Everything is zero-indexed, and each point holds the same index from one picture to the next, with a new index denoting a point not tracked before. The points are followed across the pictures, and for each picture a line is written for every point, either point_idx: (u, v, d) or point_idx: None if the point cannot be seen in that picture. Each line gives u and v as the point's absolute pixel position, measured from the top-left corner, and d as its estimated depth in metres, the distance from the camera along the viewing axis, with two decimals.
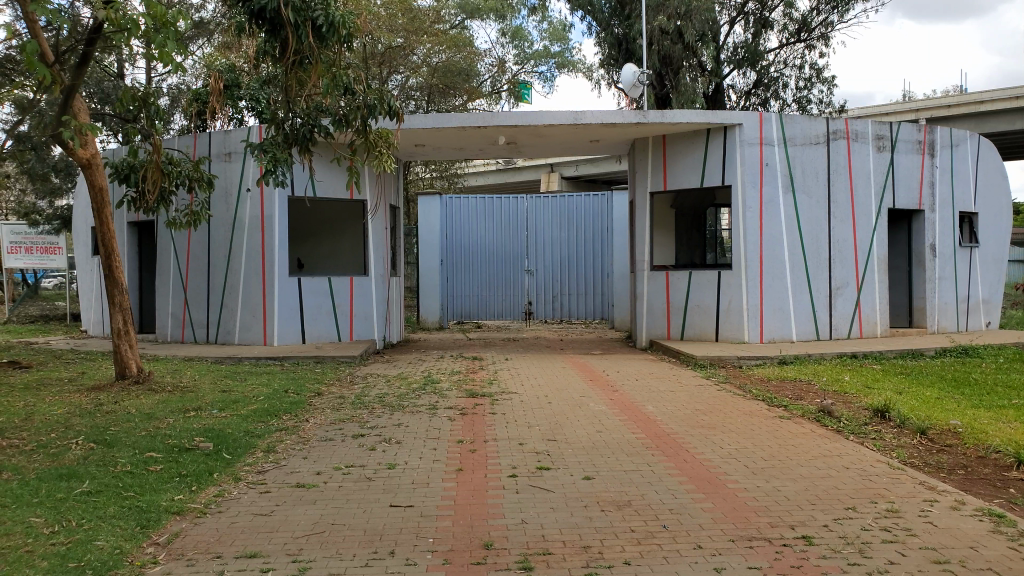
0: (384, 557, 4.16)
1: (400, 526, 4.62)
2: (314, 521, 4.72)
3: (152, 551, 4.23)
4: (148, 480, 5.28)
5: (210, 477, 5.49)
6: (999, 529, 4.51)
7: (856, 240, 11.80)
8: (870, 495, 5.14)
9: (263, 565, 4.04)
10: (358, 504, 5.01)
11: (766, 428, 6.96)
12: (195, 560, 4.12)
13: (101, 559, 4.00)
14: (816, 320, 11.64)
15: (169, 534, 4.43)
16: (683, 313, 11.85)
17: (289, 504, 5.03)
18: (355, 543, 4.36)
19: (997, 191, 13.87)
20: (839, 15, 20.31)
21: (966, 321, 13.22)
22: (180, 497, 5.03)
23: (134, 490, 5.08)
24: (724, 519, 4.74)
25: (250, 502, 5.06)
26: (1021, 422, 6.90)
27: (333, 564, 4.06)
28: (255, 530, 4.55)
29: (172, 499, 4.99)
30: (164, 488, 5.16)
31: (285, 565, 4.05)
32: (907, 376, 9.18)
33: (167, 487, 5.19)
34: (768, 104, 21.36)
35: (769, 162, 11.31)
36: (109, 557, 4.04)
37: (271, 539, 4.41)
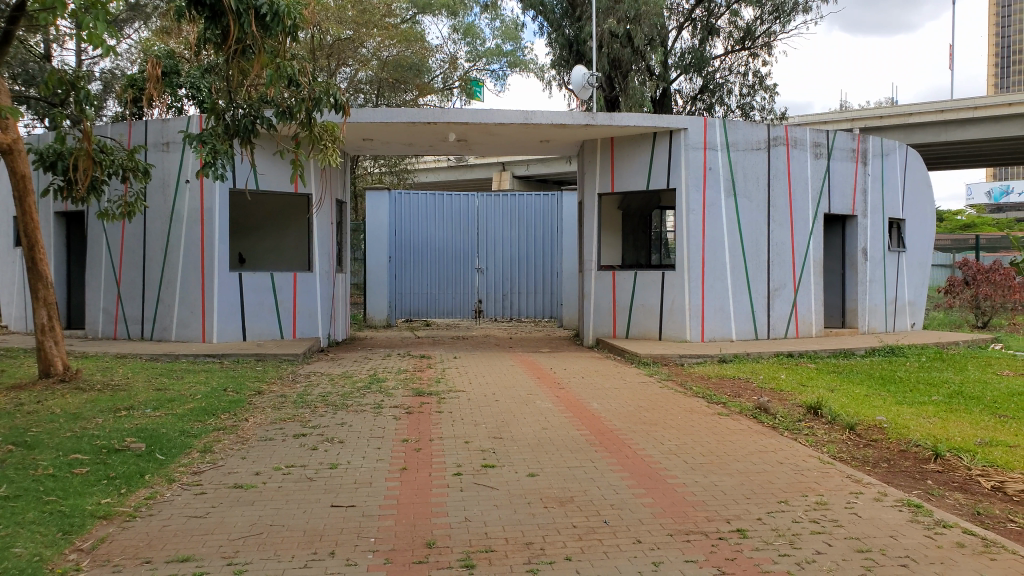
0: (324, 557, 4.08)
1: (340, 526, 4.54)
2: (251, 522, 4.58)
3: (75, 558, 4.01)
4: (72, 483, 5.01)
5: (141, 479, 5.24)
6: (917, 519, 4.73)
7: (793, 243, 12.21)
8: (801, 488, 5.31)
9: (196, 569, 3.90)
10: (297, 505, 4.89)
11: (705, 424, 7.11)
12: (123, 566, 3.93)
13: (19, 567, 3.76)
14: (755, 320, 12.00)
15: (94, 540, 4.21)
16: (628, 312, 12.04)
17: (225, 505, 4.86)
18: (294, 544, 4.26)
19: (923, 198, 14.59)
20: (781, 25, 20.87)
21: (894, 322, 13.85)
22: (108, 501, 4.79)
23: (57, 493, 4.81)
24: (664, 514, 4.83)
25: (182, 504, 4.87)
26: (941, 418, 7.23)
27: (270, 566, 3.97)
28: (187, 533, 4.38)
29: (99, 503, 4.74)
30: (89, 491, 4.90)
31: (219, 568, 3.92)
32: (838, 374, 9.54)
33: (93, 491, 4.92)
34: (713, 110, 21.85)
35: (712, 166, 11.58)
36: (27, 564, 3.80)
37: (205, 542, 4.26)
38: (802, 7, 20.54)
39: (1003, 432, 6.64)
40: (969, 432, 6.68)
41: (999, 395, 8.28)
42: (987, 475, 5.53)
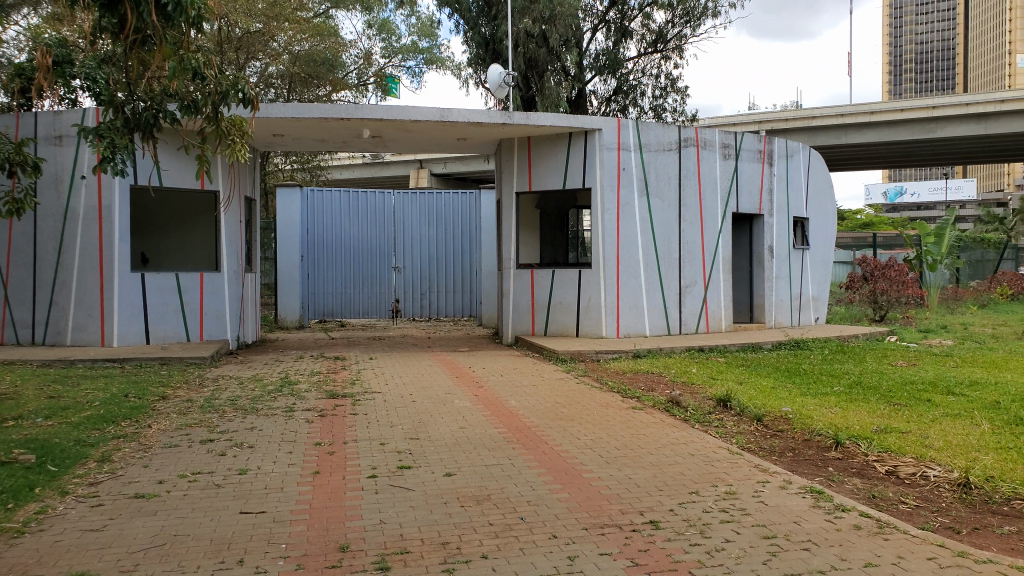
0: (231, 567, 3.93)
1: (249, 533, 4.39)
2: (153, 534, 4.37)
3: None
4: None
5: (31, 492, 4.92)
6: (818, 504, 4.94)
7: (704, 241, 12.58)
8: (711, 479, 5.46)
9: None
10: (203, 513, 4.70)
11: (620, 419, 7.23)
12: None
13: None
14: (667, 317, 12.30)
15: None
16: (546, 310, 12.13)
17: (125, 516, 4.63)
18: (200, 554, 4.09)
19: (825, 198, 15.27)
20: (692, 29, 21.50)
21: (799, 316, 14.45)
22: None
23: None
24: (579, 508, 4.87)
25: (77, 517, 4.60)
26: (841, 408, 7.58)
27: None
28: (82, 548, 4.15)
29: None
30: None
31: None
32: (747, 368, 9.87)
33: None
34: (627, 111, 22.27)
35: (626, 167, 11.81)
36: None
37: (102, 556, 4.03)
38: (711, 12, 21.26)
39: (896, 419, 7.03)
40: (866, 419, 7.04)
41: (894, 384, 8.76)
42: (881, 460, 5.83)
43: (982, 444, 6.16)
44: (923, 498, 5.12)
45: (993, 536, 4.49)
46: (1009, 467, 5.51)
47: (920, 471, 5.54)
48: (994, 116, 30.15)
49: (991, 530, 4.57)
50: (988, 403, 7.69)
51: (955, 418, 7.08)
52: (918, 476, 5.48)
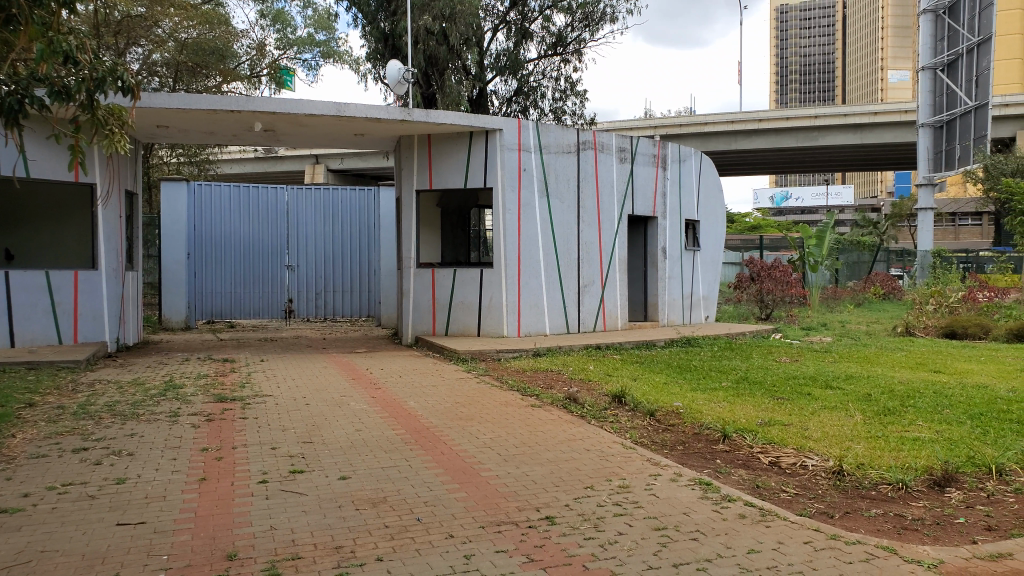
0: None
1: (127, 546, 4.14)
2: (19, 551, 4.05)
3: None
4: None
5: None
6: (707, 495, 5.12)
7: (601, 242, 12.87)
8: (605, 474, 5.57)
9: None
10: (76, 526, 4.40)
11: (518, 416, 7.28)
12: None
13: None
14: (567, 315, 12.51)
15: None
16: (447, 310, 12.05)
17: None
18: (70, 570, 3.82)
19: (715, 201, 15.90)
20: (590, 33, 21.96)
21: (690, 315, 15.00)
22: None
23: None
24: (476, 507, 4.87)
25: None
26: (728, 402, 7.91)
27: None
28: None
29: None
30: None
31: None
32: (641, 364, 10.16)
33: None
34: (528, 112, 22.53)
35: (526, 167, 11.91)
36: None
37: None
38: (609, 17, 21.81)
39: (779, 413, 7.39)
40: (751, 413, 7.37)
41: (777, 379, 9.21)
42: (765, 451, 6.11)
43: (854, 434, 6.56)
44: (802, 486, 5.40)
45: (862, 519, 4.78)
46: (877, 455, 5.90)
47: (799, 460, 5.84)
48: (870, 127, 32.25)
49: (861, 514, 4.88)
50: (862, 396, 8.20)
51: (832, 410, 7.52)
52: (798, 466, 5.78)
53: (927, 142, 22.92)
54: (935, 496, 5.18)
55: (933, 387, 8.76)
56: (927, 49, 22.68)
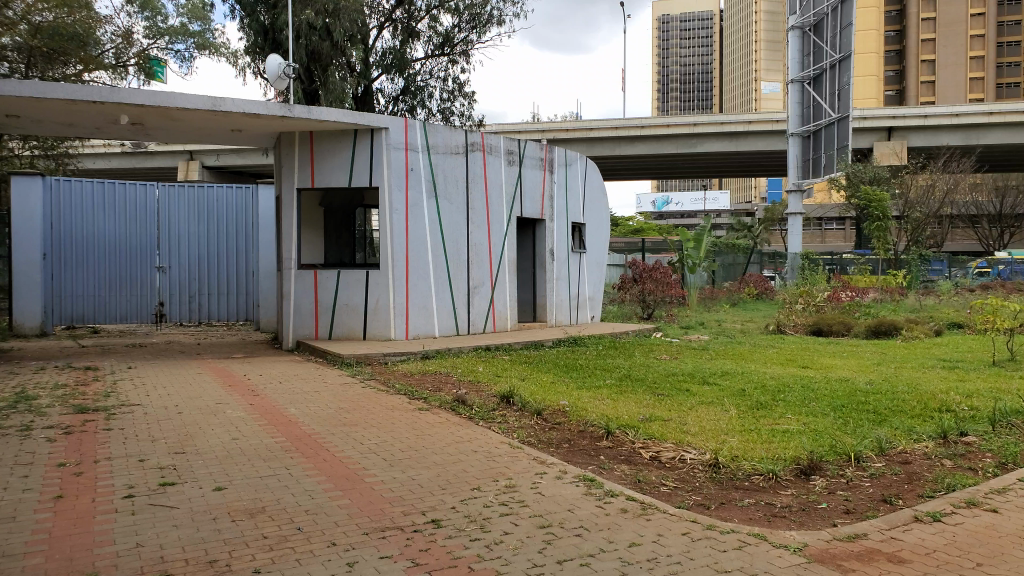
0: None
1: None
2: None
3: None
4: None
5: None
6: (590, 491, 5.22)
7: (490, 243, 12.96)
8: (492, 474, 5.57)
9: None
10: None
11: (405, 420, 7.17)
12: None
13: None
14: (456, 317, 12.49)
15: None
16: (331, 313, 11.75)
17: None
18: None
19: (599, 205, 16.29)
20: (478, 35, 22.05)
21: (577, 315, 15.33)
22: None
23: None
24: (359, 513, 4.76)
25: None
26: (612, 399, 8.12)
27: None
28: None
29: None
30: None
31: None
32: (529, 364, 10.27)
33: None
34: (415, 112, 22.34)
35: (414, 167, 11.80)
36: None
37: None
38: (496, 20, 21.97)
39: (660, 408, 7.66)
40: (634, 409, 7.60)
41: (658, 376, 9.54)
42: (646, 447, 6.30)
43: (730, 427, 6.88)
44: (681, 479, 5.60)
45: (736, 509, 5.02)
46: (750, 447, 6.21)
47: (678, 454, 6.05)
48: (744, 135, 33.95)
49: (735, 504, 5.11)
50: (736, 391, 8.63)
51: (708, 405, 7.87)
52: (677, 460, 5.99)
53: (796, 150, 24.47)
54: (801, 484, 5.50)
55: (800, 381, 9.33)
56: (795, 62, 24.11)
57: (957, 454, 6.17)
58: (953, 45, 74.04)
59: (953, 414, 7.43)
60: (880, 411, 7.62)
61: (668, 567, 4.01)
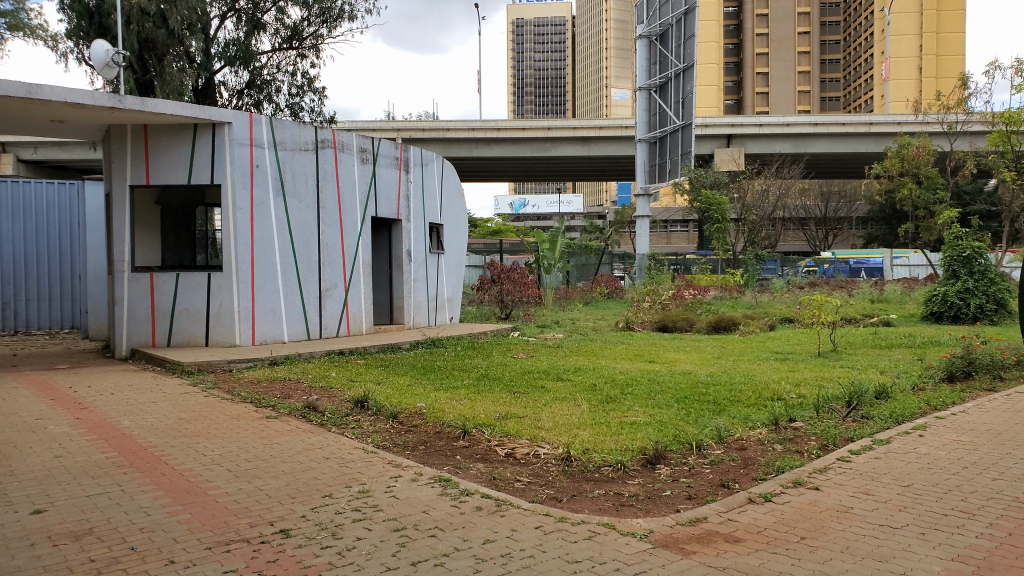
0: None
1: None
2: None
3: None
4: None
5: None
6: (446, 492, 5.21)
7: (343, 243, 12.67)
8: (344, 480, 5.44)
9: None
10: None
11: (252, 429, 6.85)
12: None
13: None
14: (307, 320, 12.11)
15: None
16: (170, 318, 11.06)
17: None
18: None
19: (456, 206, 16.29)
20: (328, 29, 21.52)
21: (435, 317, 15.29)
22: None
23: None
24: (202, 527, 4.49)
25: None
26: (469, 399, 8.15)
27: None
28: None
29: None
30: None
31: None
32: (385, 368, 10.11)
33: None
34: (261, 106, 21.53)
35: (259, 164, 11.30)
36: None
37: None
38: (347, 15, 21.50)
39: (515, 406, 7.79)
40: (490, 408, 7.68)
41: (514, 374, 9.69)
42: (502, 444, 6.37)
43: (581, 422, 7.10)
44: (535, 474, 5.71)
45: (586, 501, 5.18)
46: (600, 440, 6.44)
47: (532, 450, 6.17)
48: (596, 141, 35.29)
49: (585, 495, 5.28)
50: (587, 386, 8.91)
51: (562, 401, 8.09)
52: (531, 455, 6.11)
53: (643, 155, 25.68)
54: (647, 472, 5.76)
55: (647, 375, 9.78)
56: (642, 70, 25.27)
57: (785, 439, 6.69)
58: (783, 60, 80.58)
59: (783, 402, 8.05)
60: (719, 401, 8.15)
61: (521, 561, 4.08)
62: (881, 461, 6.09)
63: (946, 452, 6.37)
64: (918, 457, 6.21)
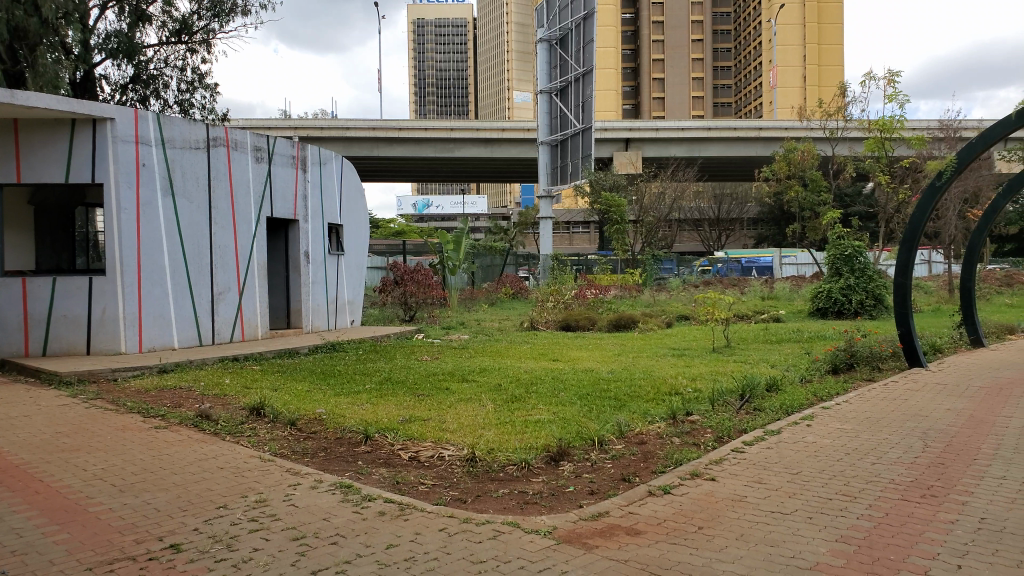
0: None
1: None
2: None
3: None
4: None
5: None
6: (347, 498, 5.09)
7: (237, 245, 12.22)
8: (240, 490, 5.22)
9: None
10: None
11: (138, 441, 6.48)
12: None
13: None
14: (198, 325, 11.61)
15: None
16: (45, 325, 10.34)
17: None
18: None
19: (357, 205, 15.99)
20: (220, 24, 20.73)
21: (335, 320, 14.96)
22: None
23: None
24: (82, 547, 4.20)
25: None
26: (371, 404, 8.00)
27: None
28: None
29: None
30: None
31: None
32: (283, 373, 9.81)
33: None
34: (147, 102, 20.68)
35: (146, 162, 10.73)
36: None
37: None
38: (240, 10, 20.76)
39: (419, 408, 7.71)
40: (393, 412, 7.56)
41: (419, 377, 9.59)
42: (405, 447, 6.28)
43: (486, 422, 7.10)
44: (439, 476, 5.66)
45: (490, 500, 5.17)
46: (505, 439, 6.45)
47: (437, 452, 6.11)
48: (499, 142, 35.53)
49: (490, 495, 5.27)
50: (493, 386, 8.94)
51: (467, 402, 8.07)
52: (435, 458, 6.05)
53: (545, 157, 26.02)
54: (551, 470, 5.82)
55: (550, 374, 9.91)
56: (544, 73, 25.54)
57: (683, 432, 6.90)
58: (678, 66, 83.53)
59: (680, 397, 8.32)
60: (620, 398, 8.33)
61: (425, 564, 4.02)
62: (772, 450, 6.38)
63: (830, 440, 6.74)
64: (805, 445, 6.55)
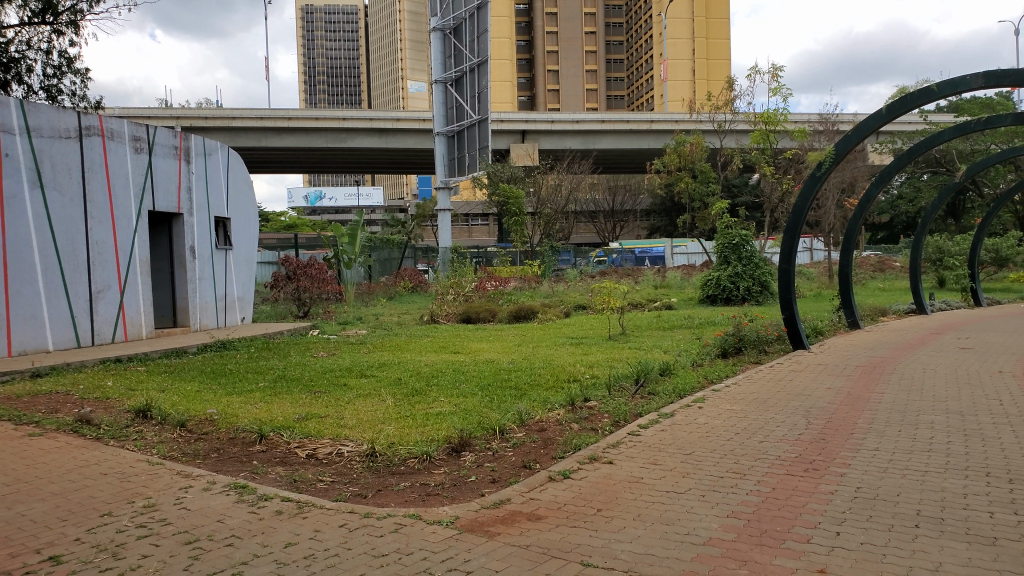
0: None
1: None
2: None
3: None
4: None
5: None
6: (243, 498, 4.93)
7: (116, 241, 11.58)
8: (126, 496, 4.97)
9: None
10: None
11: (8, 450, 6.03)
12: None
13: None
14: (76, 326, 10.93)
15: None
16: None
17: None
18: None
19: (246, 198, 15.43)
20: (89, 5, 19.34)
21: (224, 317, 14.43)
22: None
23: None
24: None
25: None
26: (266, 402, 7.77)
27: None
28: None
29: None
30: None
31: None
32: (171, 374, 9.37)
33: None
34: (9, 87, 19.20)
35: (9, 152, 9.94)
36: None
37: None
38: None
39: (315, 406, 7.54)
40: (288, 410, 7.36)
41: (315, 374, 9.39)
42: (302, 445, 6.14)
43: (386, 416, 7.03)
44: (338, 473, 5.57)
45: (392, 494, 5.15)
46: (405, 433, 6.41)
47: (335, 449, 6.01)
48: (394, 133, 35.06)
49: (391, 489, 5.24)
50: (392, 381, 8.86)
51: (365, 397, 7.96)
52: (334, 455, 5.95)
53: (442, 149, 25.93)
54: (452, 461, 5.83)
55: (451, 366, 9.92)
56: (438, 63, 25.32)
57: (581, 418, 7.07)
58: (572, 58, 84.86)
59: (578, 384, 8.52)
60: (520, 387, 8.44)
61: (325, 561, 3.96)
62: (666, 433, 6.64)
63: (720, 421, 7.07)
64: (698, 427, 6.84)
